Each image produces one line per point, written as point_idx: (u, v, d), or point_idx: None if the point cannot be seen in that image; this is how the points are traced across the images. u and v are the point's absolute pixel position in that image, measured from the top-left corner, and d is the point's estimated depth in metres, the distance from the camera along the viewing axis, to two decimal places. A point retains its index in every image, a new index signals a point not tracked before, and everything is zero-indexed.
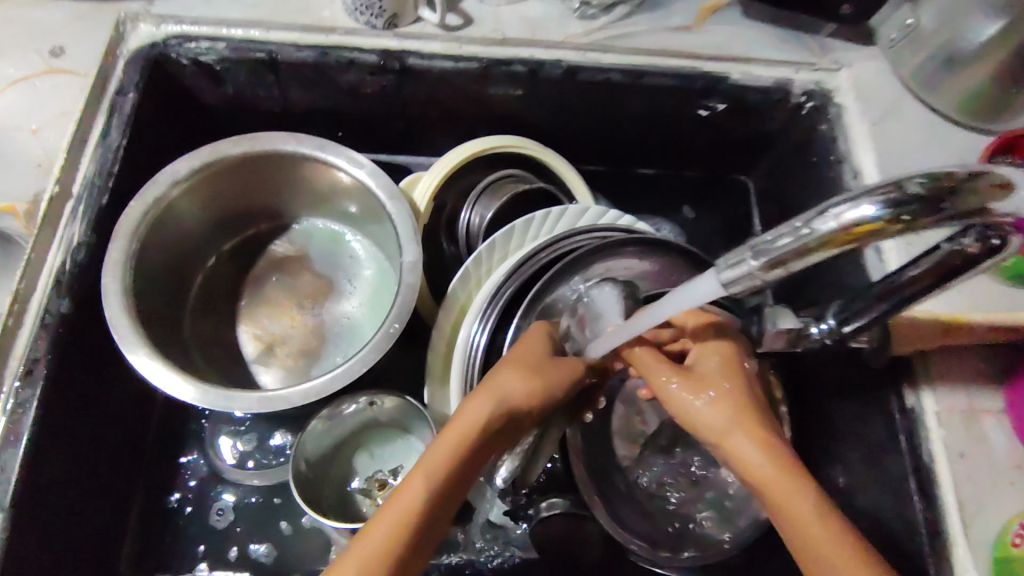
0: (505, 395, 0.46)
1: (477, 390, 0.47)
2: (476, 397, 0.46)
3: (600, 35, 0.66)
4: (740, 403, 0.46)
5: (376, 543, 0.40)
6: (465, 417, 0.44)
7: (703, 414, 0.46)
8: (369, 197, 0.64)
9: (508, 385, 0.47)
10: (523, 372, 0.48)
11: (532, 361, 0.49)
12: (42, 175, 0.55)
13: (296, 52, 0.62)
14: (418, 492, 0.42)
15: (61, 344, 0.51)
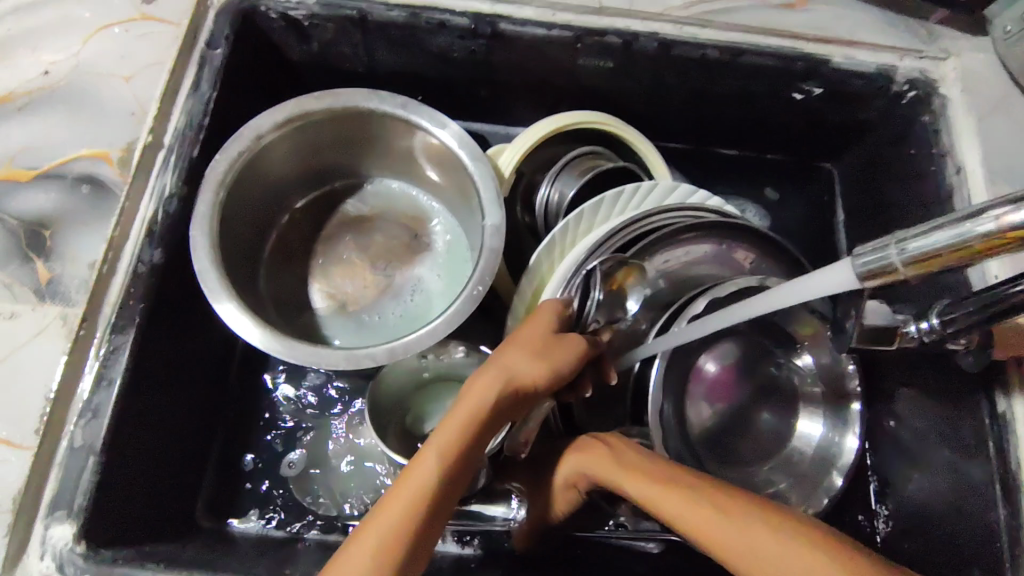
0: (511, 369, 0.46)
1: (482, 369, 0.47)
2: (482, 376, 0.46)
3: (699, 9, 0.63)
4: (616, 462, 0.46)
5: (389, 519, 0.39)
6: (473, 392, 0.44)
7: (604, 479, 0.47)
8: (450, 163, 0.62)
9: (511, 360, 0.47)
10: (530, 350, 0.47)
11: (539, 335, 0.48)
12: (135, 123, 0.54)
13: (386, 11, 0.60)
14: (432, 468, 0.42)
15: (152, 293, 0.50)
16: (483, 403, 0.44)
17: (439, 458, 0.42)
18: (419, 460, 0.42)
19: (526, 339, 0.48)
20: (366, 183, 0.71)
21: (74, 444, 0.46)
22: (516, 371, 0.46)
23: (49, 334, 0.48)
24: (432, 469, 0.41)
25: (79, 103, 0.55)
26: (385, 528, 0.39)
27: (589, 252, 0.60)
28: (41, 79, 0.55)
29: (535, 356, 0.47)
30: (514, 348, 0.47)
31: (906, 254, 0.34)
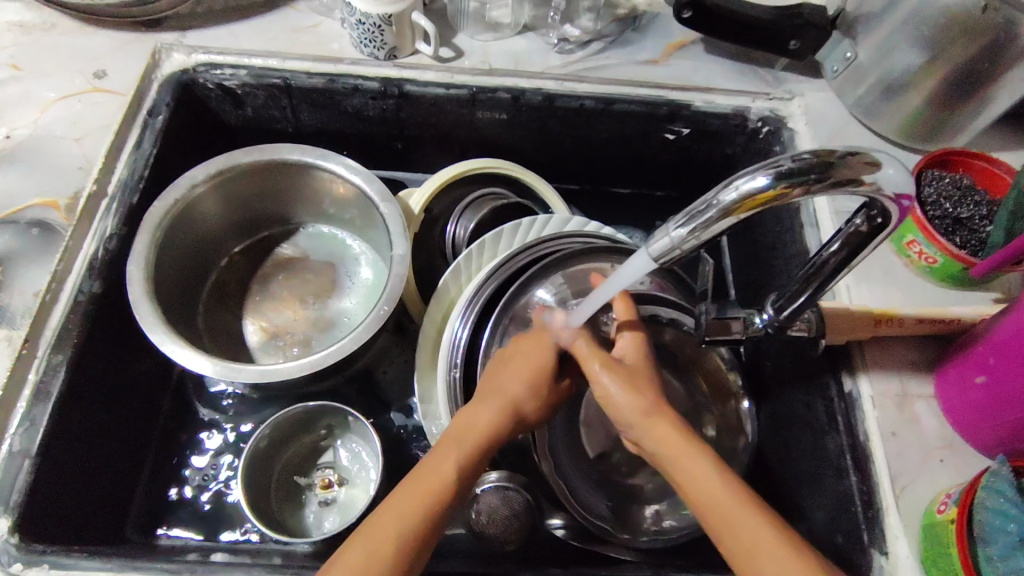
0: (514, 398, 0.54)
1: (491, 393, 0.54)
2: (490, 399, 0.53)
3: (577, 66, 0.74)
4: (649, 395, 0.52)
5: (407, 511, 0.47)
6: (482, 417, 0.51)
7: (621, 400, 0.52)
8: (365, 205, 0.71)
9: (515, 386, 0.54)
10: (530, 379, 0.55)
11: (544, 368, 0.55)
12: (81, 175, 0.63)
13: (307, 78, 0.71)
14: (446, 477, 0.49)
15: (91, 319, 0.58)
16: (490, 425, 0.52)
17: (452, 466, 0.50)
18: (431, 463, 0.50)
19: (532, 369, 0.55)
20: (300, 229, 0.79)
21: (10, 447, 0.52)
22: (518, 398, 0.54)
23: None
24: (446, 472, 0.49)
25: (33, 160, 0.63)
26: (400, 514, 0.47)
27: (488, 275, 0.68)
28: (3, 142, 0.65)
29: (536, 387, 0.55)
30: (521, 379, 0.54)
31: (683, 229, 0.43)
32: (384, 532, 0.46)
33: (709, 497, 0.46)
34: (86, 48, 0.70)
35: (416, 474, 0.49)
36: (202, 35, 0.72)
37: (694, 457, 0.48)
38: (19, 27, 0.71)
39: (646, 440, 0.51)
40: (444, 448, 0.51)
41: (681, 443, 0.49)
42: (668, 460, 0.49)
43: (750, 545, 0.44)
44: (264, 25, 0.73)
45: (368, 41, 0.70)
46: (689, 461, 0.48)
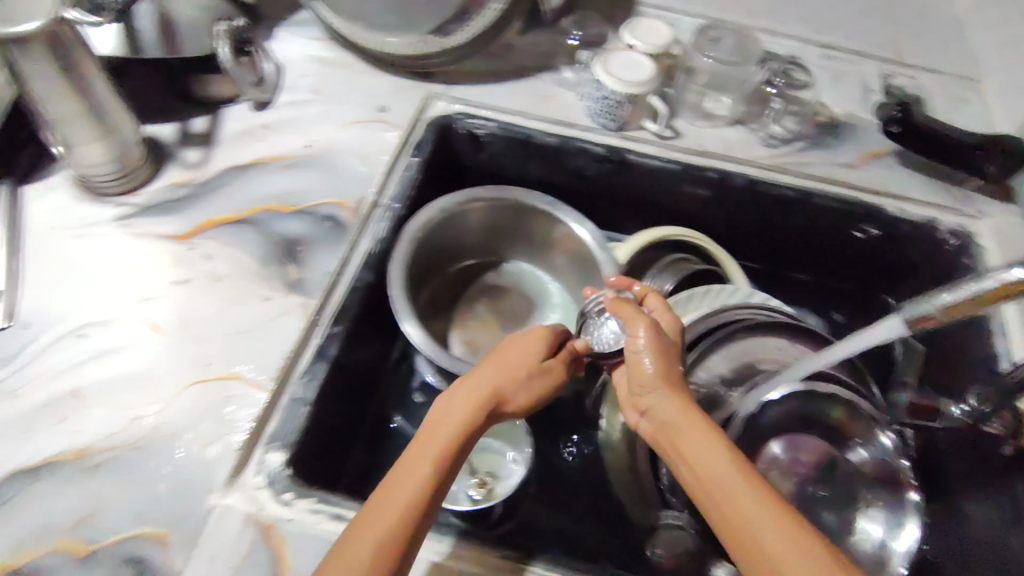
0: (499, 388, 0.56)
1: (464, 393, 0.55)
2: (477, 395, 0.55)
3: (782, 159, 0.82)
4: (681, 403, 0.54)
5: (386, 521, 0.46)
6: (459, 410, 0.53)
7: (661, 409, 0.55)
8: (580, 252, 0.81)
9: (506, 386, 0.57)
10: (511, 374, 0.57)
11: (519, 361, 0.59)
12: (364, 185, 0.75)
13: (545, 137, 0.82)
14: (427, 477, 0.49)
15: (362, 302, 0.68)
16: (475, 415, 0.54)
17: (433, 462, 0.50)
18: (411, 466, 0.49)
19: (519, 367, 0.58)
20: (503, 264, 0.90)
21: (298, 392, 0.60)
22: (501, 391, 0.56)
23: (289, 316, 0.65)
24: (427, 466, 0.49)
25: (327, 168, 0.75)
26: (389, 513, 0.46)
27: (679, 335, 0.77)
28: (304, 150, 0.77)
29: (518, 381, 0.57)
30: (506, 378, 0.57)
31: (939, 302, 0.49)
32: (371, 537, 0.45)
33: (714, 475, 0.49)
34: (372, 85, 0.85)
35: (401, 467, 0.50)
36: (465, 90, 0.85)
37: (703, 432, 0.51)
38: (320, 61, 0.86)
39: (660, 408, 0.55)
40: (418, 453, 0.50)
41: (689, 412, 0.53)
42: (671, 431, 0.53)
43: (745, 515, 0.46)
44: (515, 88, 0.86)
45: (605, 113, 0.81)
46: (693, 434, 0.51)
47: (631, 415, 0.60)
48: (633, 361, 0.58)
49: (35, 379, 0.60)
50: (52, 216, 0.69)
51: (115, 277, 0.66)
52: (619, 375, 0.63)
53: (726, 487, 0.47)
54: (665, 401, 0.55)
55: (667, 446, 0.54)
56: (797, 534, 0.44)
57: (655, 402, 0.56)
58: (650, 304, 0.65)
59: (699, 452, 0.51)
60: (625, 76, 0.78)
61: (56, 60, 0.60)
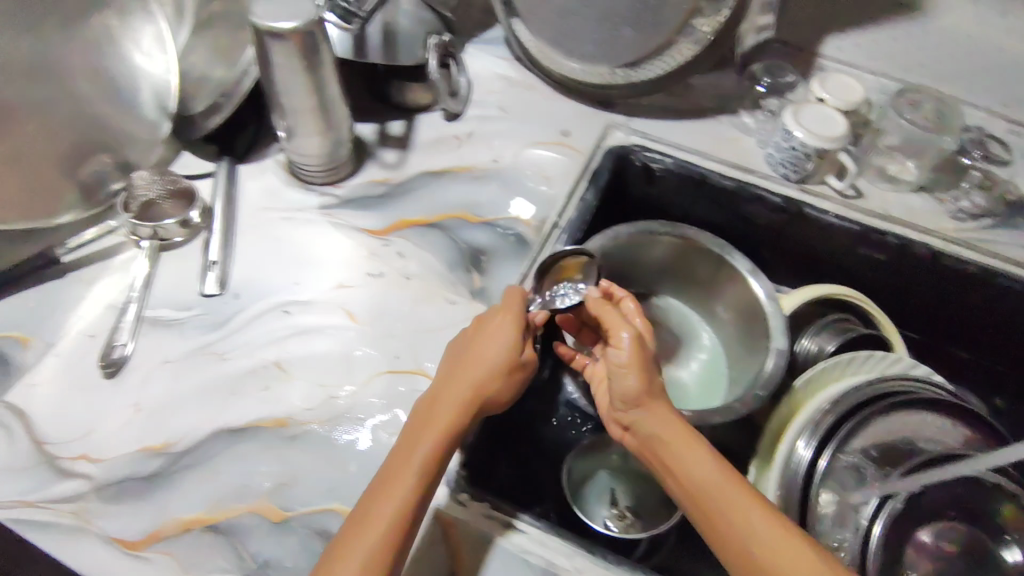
0: (479, 387, 0.56)
1: (448, 394, 0.56)
2: (455, 396, 0.56)
3: (969, 234, 0.80)
4: (672, 421, 0.58)
5: (381, 529, 0.48)
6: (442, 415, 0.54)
7: (641, 427, 0.59)
8: (744, 300, 0.80)
9: (452, 385, 0.57)
10: (472, 366, 0.57)
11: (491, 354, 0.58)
12: (547, 207, 0.78)
13: (722, 180, 0.83)
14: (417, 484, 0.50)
15: (538, 319, 0.69)
16: (457, 415, 0.55)
17: (420, 466, 0.51)
18: (400, 472, 0.51)
19: (493, 365, 0.57)
20: (653, 297, 0.90)
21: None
22: (477, 391, 0.56)
23: (474, 322, 0.67)
24: (415, 468, 0.51)
25: (512, 184, 0.79)
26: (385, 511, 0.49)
27: (840, 398, 0.75)
28: (491, 164, 0.80)
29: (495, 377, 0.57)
30: (477, 379, 0.57)
31: None
32: (370, 545, 0.47)
33: (708, 490, 0.54)
34: (557, 109, 0.88)
35: (390, 468, 0.52)
36: (645, 124, 0.88)
37: (691, 446, 0.57)
38: (507, 80, 0.90)
39: (644, 423, 0.59)
40: (405, 459, 0.52)
41: (674, 425, 0.58)
42: (658, 444, 0.58)
43: (738, 526, 0.52)
44: (695, 129, 0.87)
45: (790, 164, 0.81)
46: (676, 441, 0.57)
47: (614, 431, 0.64)
48: (616, 376, 0.61)
49: (241, 347, 0.63)
50: (262, 199, 0.75)
51: (316, 262, 0.70)
52: (601, 389, 0.67)
53: (712, 494, 0.54)
54: (651, 416, 0.59)
55: (654, 459, 0.59)
56: (794, 548, 0.50)
57: (635, 420, 0.60)
58: (624, 308, 0.67)
59: (685, 458, 0.56)
60: (818, 130, 0.78)
61: (308, 57, 0.64)
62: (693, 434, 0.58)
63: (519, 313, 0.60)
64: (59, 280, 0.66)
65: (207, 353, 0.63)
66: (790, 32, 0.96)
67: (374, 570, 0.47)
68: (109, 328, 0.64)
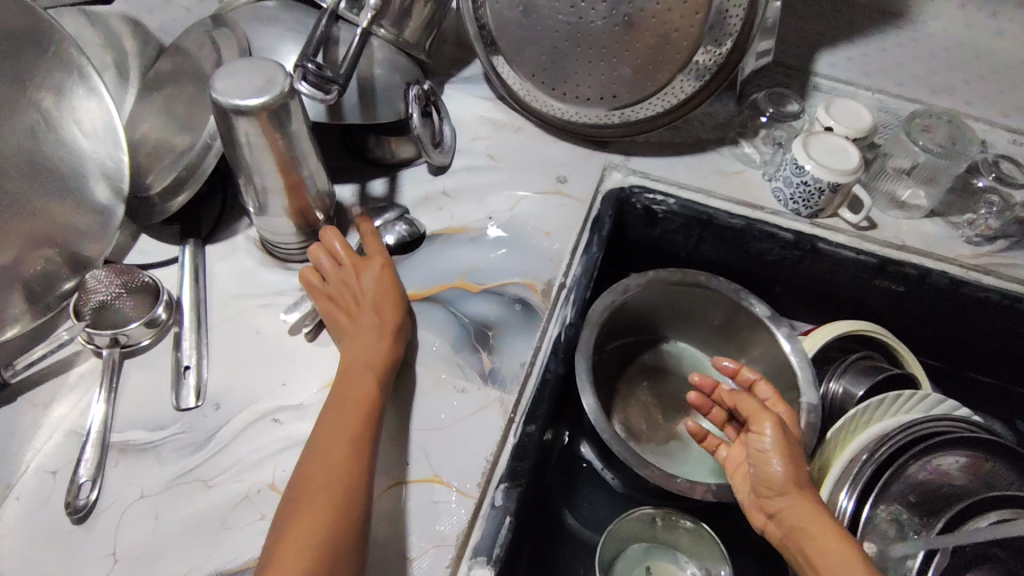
0: (385, 323, 0.59)
1: (356, 341, 0.58)
2: (375, 335, 0.58)
3: (986, 259, 0.77)
4: (814, 511, 0.54)
5: (326, 482, 0.48)
6: (359, 358, 0.56)
7: (785, 515, 0.55)
8: (768, 347, 0.75)
9: (372, 331, 0.58)
10: (372, 309, 0.60)
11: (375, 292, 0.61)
12: (552, 266, 0.71)
13: (729, 218, 0.79)
14: (351, 430, 0.51)
15: (555, 394, 0.63)
16: (378, 355, 0.57)
17: (356, 411, 0.53)
18: (333, 425, 0.52)
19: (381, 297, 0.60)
20: (662, 343, 0.86)
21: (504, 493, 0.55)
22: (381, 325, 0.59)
23: (487, 411, 0.60)
24: (359, 409, 0.53)
25: (514, 243, 0.72)
26: (348, 448, 0.50)
27: (877, 445, 0.70)
28: (488, 224, 0.73)
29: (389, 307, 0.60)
30: (380, 319, 0.59)
31: None
32: (317, 506, 0.47)
33: None
34: (549, 152, 0.81)
35: (339, 405, 0.53)
36: (643, 162, 0.82)
37: (835, 541, 0.52)
38: (493, 124, 0.84)
39: (789, 514, 0.55)
40: (335, 415, 0.53)
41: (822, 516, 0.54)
42: (804, 537, 0.54)
43: None
44: (695, 164, 0.82)
45: (800, 200, 0.77)
46: (824, 537, 0.52)
47: (755, 519, 0.60)
48: (760, 463, 0.57)
49: (227, 469, 0.56)
50: (236, 282, 0.67)
51: (303, 354, 0.62)
52: (738, 475, 0.63)
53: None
54: (798, 506, 0.55)
55: (799, 553, 0.54)
56: None
57: (778, 506, 0.56)
58: (761, 394, 0.64)
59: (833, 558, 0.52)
60: (829, 163, 0.73)
61: (276, 132, 0.57)
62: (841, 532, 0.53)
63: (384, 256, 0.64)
64: (11, 405, 0.58)
65: (189, 480, 0.55)
66: (782, 53, 0.92)
67: (335, 528, 0.46)
68: (73, 460, 0.56)
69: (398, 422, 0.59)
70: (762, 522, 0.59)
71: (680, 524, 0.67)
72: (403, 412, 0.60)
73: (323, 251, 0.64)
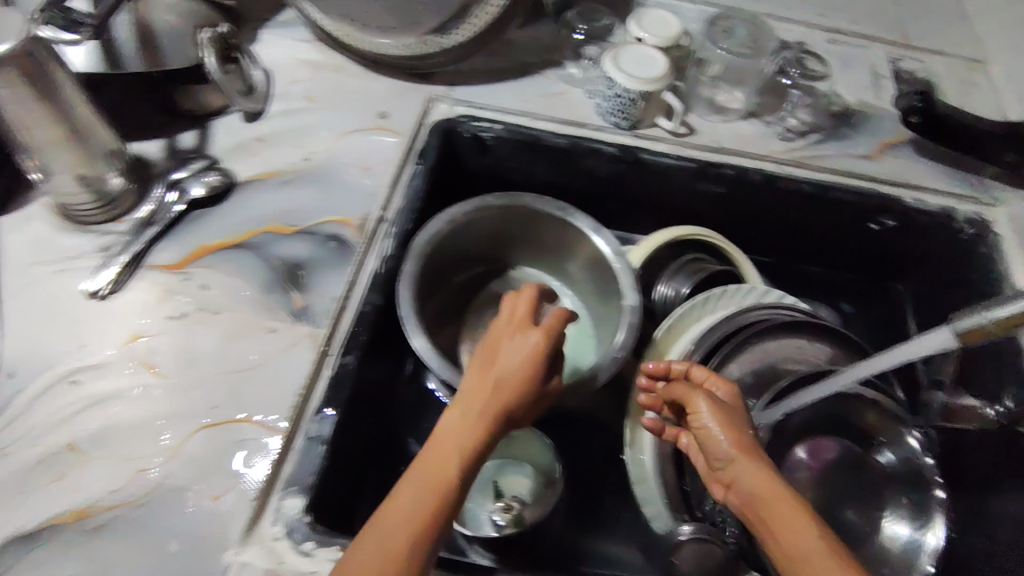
0: (498, 389, 0.52)
1: (459, 408, 0.52)
2: (481, 403, 0.52)
3: (797, 153, 0.80)
4: (762, 476, 0.52)
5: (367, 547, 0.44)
6: (452, 420, 0.51)
7: (736, 485, 0.54)
8: (597, 260, 0.77)
9: (477, 390, 0.53)
10: (481, 372, 0.54)
11: (488, 355, 0.55)
12: (369, 201, 0.70)
13: (554, 138, 0.79)
14: (406, 492, 0.46)
15: (375, 327, 0.64)
16: (485, 417, 0.51)
17: (458, 463, 0.48)
18: (422, 478, 0.48)
19: (511, 363, 0.53)
20: (511, 271, 0.86)
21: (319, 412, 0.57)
22: (500, 385, 0.53)
23: (297, 348, 0.60)
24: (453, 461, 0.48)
25: (327, 181, 0.71)
26: (423, 505, 0.46)
27: (700, 340, 0.74)
28: (303, 165, 0.72)
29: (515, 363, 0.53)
30: (482, 380, 0.53)
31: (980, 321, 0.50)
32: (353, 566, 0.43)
33: (807, 553, 0.46)
34: (368, 88, 0.79)
35: (427, 471, 0.48)
36: (466, 90, 0.81)
37: (792, 509, 0.49)
38: (311, 65, 0.81)
39: (741, 480, 0.53)
40: (412, 475, 0.48)
41: (774, 483, 0.51)
42: (757, 503, 0.51)
43: None
44: (519, 88, 0.82)
45: (617, 111, 0.78)
46: (776, 499, 0.50)
47: (716, 492, 0.58)
48: (704, 437, 0.57)
49: (22, 436, 0.55)
50: (30, 251, 0.64)
51: (103, 315, 0.61)
52: (694, 454, 0.62)
53: (807, 548, 0.47)
54: (749, 472, 0.53)
55: (754, 519, 0.51)
56: None
57: (728, 475, 0.55)
58: (695, 378, 0.63)
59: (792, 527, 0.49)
60: (638, 72, 0.74)
61: (29, 85, 0.54)
62: (792, 493, 0.51)
63: (552, 330, 0.55)
64: None
65: None
66: None
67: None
68: None
69: (198, 374, 0.58)
70: (719, 495, 0.57)
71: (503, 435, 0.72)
72: (211, 360, 0.59)
73: (508, 311, 0.58)
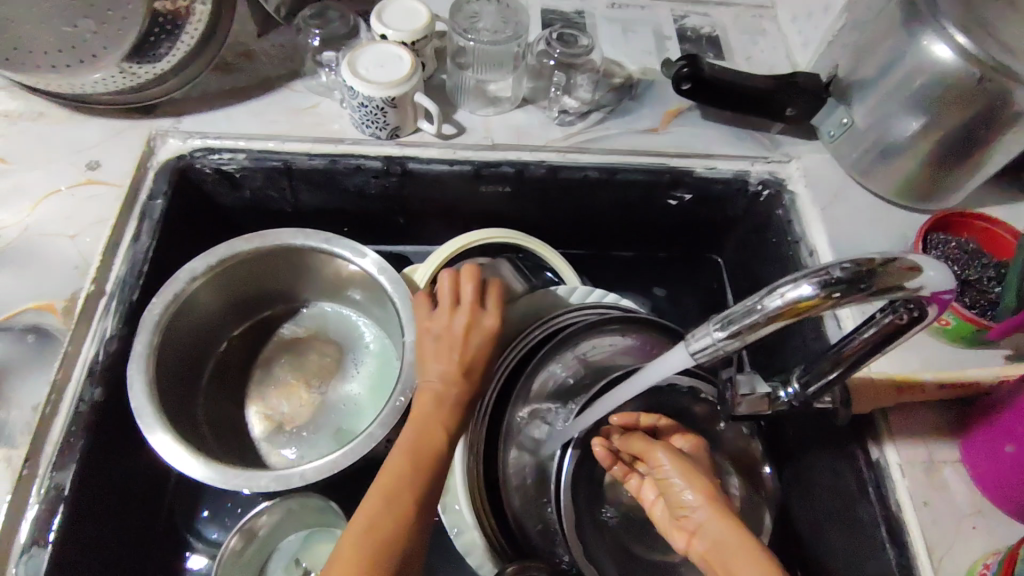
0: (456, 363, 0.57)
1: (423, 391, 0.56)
2: (439, 385, 0.56)
3: (578, 138, 0.74)
4: (724, 517, 0.51)
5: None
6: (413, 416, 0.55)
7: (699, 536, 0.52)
8: (372, 286, 0.70)
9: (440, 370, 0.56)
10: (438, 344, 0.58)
11: (438, 340, 0.59)
12: (77, 276, 0.60)
13: (308, 160, 0.70)
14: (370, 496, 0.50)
15: (95, 427, 0.55)
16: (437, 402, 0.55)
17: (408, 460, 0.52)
18: (385, 479, 0.51)
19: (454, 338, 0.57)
20: (302, 307, 0.77)
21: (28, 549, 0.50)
22: (445, 363, 0.56)
23: None
24: (406, 458, 0.52)
25: (25, 261, 0.61)
26: (378, 508, 0.49)
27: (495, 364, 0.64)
28: None
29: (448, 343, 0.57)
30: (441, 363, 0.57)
31: (723, 331, 0.41)
32: None
33: None
34: (75, 135, 0.68)
35: (381, 477, 0.51)
36: (198, 119, 0.70)
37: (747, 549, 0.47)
38: (3, 117, 0.68)
39: (706, 528, 0.51)
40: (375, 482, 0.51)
41: (740, 529, 0.50)
42: (721, 551, 0.49)
43: None
44: (262, 108, 0.72)
45: (370, 122, 0.69)
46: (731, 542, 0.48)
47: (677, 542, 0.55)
48: (667, 488, 0.56)
49: None
50: None
51: None
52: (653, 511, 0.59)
53: None
54: (714, 520, 0.51)
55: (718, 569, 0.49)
56: None
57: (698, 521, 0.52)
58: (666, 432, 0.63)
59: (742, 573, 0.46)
60: (376, 77, 0.65)
61: None
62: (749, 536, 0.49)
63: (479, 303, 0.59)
64: None
65: None
66: None
67: None
68: None
69: None
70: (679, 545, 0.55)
71: (275, 509, 0.62)
72: None
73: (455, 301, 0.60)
